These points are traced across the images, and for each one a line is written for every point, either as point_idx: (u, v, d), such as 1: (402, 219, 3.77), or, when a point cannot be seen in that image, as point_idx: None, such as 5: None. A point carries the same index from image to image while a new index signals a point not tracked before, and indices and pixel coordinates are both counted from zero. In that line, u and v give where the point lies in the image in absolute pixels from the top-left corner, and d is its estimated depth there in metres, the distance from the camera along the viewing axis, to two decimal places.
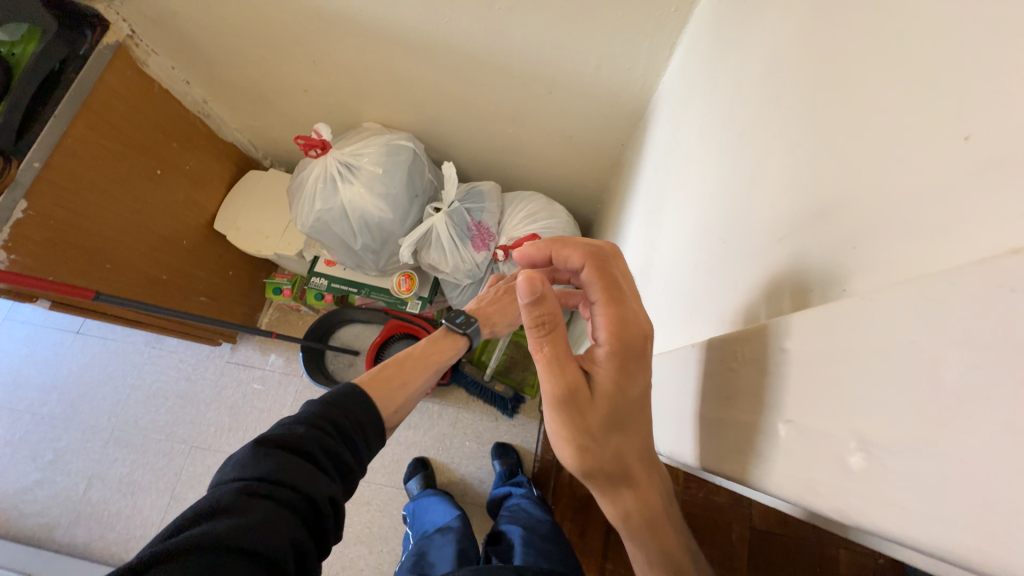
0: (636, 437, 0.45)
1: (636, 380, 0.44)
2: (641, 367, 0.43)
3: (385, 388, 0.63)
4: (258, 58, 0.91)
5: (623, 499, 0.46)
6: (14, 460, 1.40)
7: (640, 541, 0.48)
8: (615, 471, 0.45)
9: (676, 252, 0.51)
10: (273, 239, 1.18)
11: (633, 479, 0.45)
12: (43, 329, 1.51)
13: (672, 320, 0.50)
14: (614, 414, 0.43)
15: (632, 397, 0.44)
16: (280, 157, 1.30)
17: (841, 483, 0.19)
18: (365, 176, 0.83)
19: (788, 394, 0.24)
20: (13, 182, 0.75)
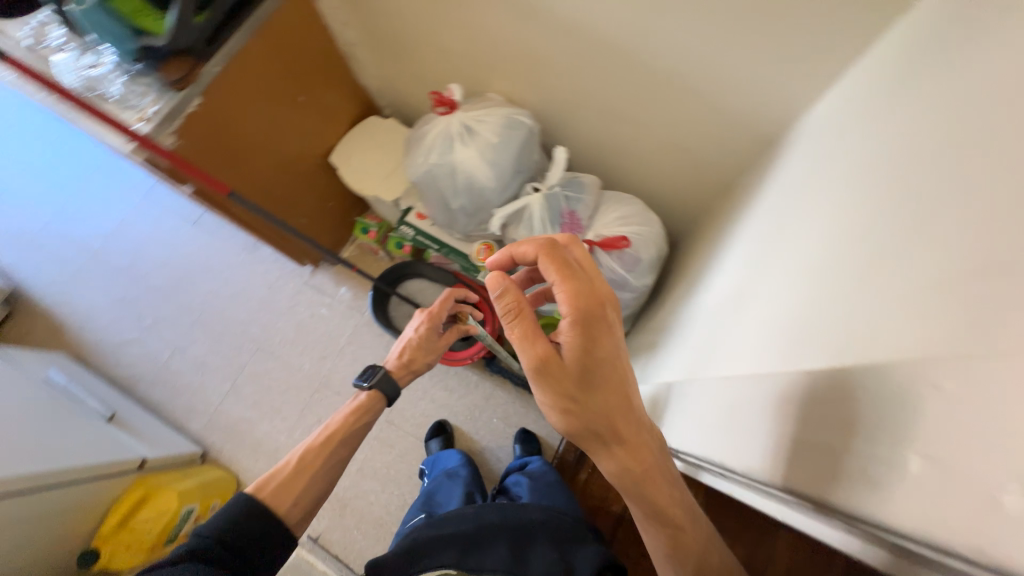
0: (610, 392, 0.55)
1: (602, 341, 0.54)
2: (599, 331, 0.53)
3: (286, 489, 0.81)
4: (414, 11, 0.97)
5: (611, 454, 0.55)
6: (124, 315, 1.64)
7: (638, 495, 0.57)
8: (598, 424, 0.55)
9: (784, 279, 0.51)
10: (376, 182, 1.27)
11: (616, 432, 0.55)
12: (169, 212, 1.74)
13: (758, 343, 0.49)
14: (582, 374, 0.54)
15: (598, 358, 0.54)
16: (399, 108, 1.38)
17: (1004, 527, 0.20)
18: (480, 143, 0.87)
19: (936, 434, 0.24)
20: (195, 80, 0.86)
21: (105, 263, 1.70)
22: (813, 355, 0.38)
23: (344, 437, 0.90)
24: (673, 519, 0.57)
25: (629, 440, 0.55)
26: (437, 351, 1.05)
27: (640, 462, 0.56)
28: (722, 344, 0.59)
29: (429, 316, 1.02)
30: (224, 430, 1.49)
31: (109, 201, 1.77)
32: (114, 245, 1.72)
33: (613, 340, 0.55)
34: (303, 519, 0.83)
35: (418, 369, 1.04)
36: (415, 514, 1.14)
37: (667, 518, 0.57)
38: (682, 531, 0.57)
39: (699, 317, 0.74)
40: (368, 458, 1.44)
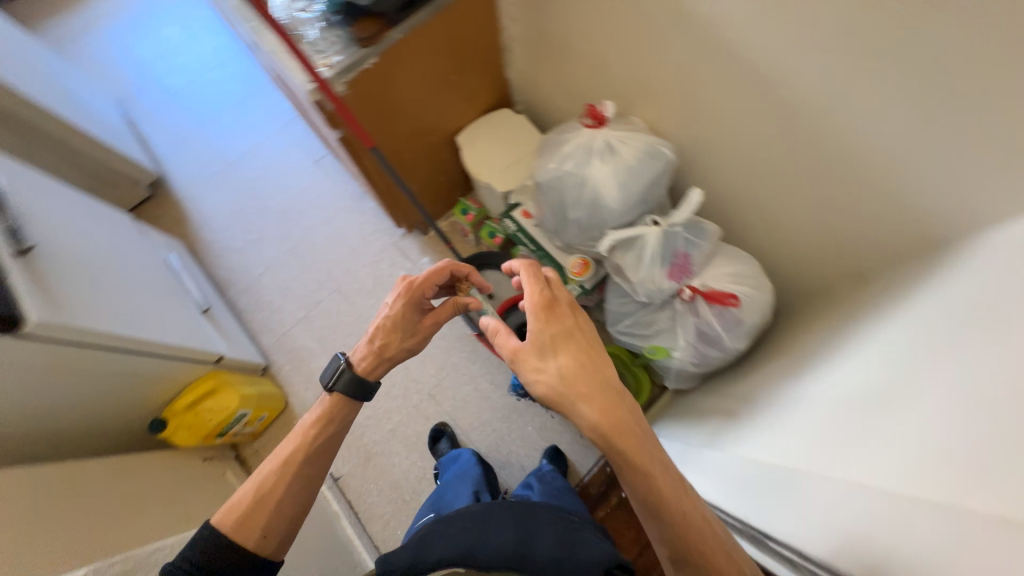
0: (571, 354, 0.64)
1: (559, 315, 0.67)
2: (550, 310, 0.67)
3: (254, 517, 0.81)
4: (588, 22, 0.99)
5: (580, 409, 0.61)
6: (237, 226, 1.82)
7: (614, 451, 0.59)
8: (567, 381, 0.62)
9: (960, 399, 0.47)
10: (493, 170, 1.31)
11: (580, 388, 0.61)
12: (299, 147, 1.92)
13: (925, 464, 0.46)
14: (541, 346, 0.65)
15: (552, 328, 0.65)
16: (532, 107, 1.42)
17: None
18: (618, 164, 0.87)
19: None
20: (379, 40, 0.95)
21: (235, 176, 1.90)
22: (914, 485, 0.45)
23: (303, 455, 0.86)
24: (651, 476, 0.58)
25: (592, 394, 0.61)
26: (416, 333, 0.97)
27: (605, 413, 0.60)
28: (800, 424, 0.67)
29: (404, 292, 0.94)
30: (288, 352, 1.61)
31: (253, 124, 1.98)
32: (247, 163, 1.92)
33: (563, 317, 0.67)
34: (281, 543, 0.83)
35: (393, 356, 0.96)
36: (426, 513, 1.14)
37: (646, 475, 0.58)
38: (656, 486, 0.58)
39: (806, 399, 0.70)
40: (404, 423, 1.49)
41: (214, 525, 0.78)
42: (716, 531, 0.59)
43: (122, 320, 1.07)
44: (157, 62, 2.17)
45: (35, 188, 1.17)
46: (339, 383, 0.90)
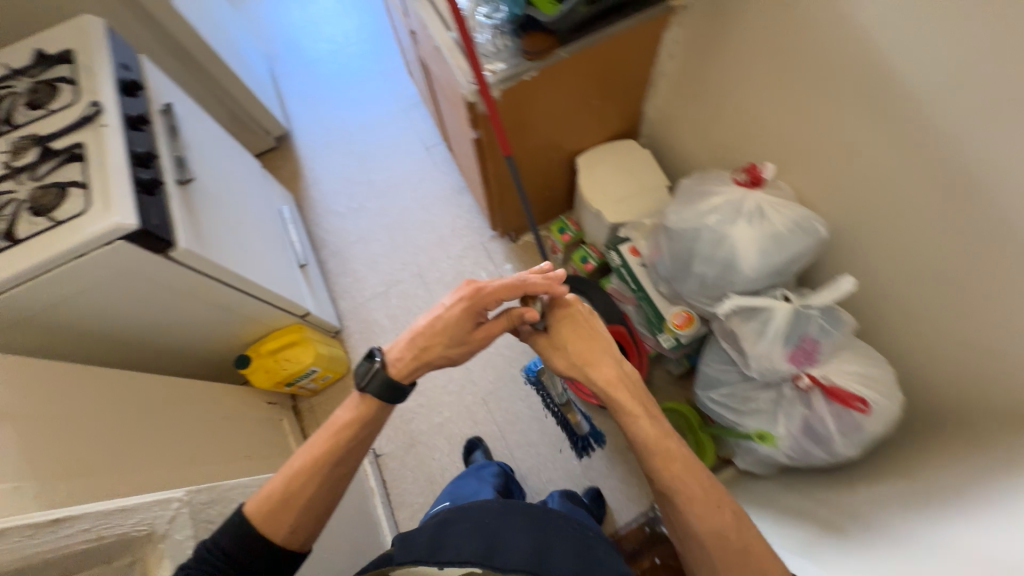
0: (579, 336, 0.90)
1: (571, 308, 0.92)
2: (564, 305, 0.92)
3: (282, 510, 0.72)
4: (760, 78, 0.95)
5: (590, 374, 0.87)
6: (343, 191, 1.92)
7: (617, 400, 0.85)
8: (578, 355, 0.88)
9: None
10: (607, 199, 1.29)
11: (588, 361, 0.88)
12: (414, 131, 2.00)
13: None
14: (560, 330, 0.91)
15: (569, 318, 0.91)
16: (658, 144, 1.40)
17: None
18: (764, 231, 0.82)
19: None
20: (544, 57, 0.96)
21: (352, 145, 2.01)
22: None
23: (337, 452, 0.76)
24: (635, 412, 0.84)
25: (595, 363, 0.87)
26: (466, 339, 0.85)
27: (609, 377, 0.86)
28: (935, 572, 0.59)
29: (471, 295, 0.84)
30: (361, 322, 1.67)
31: (379, 101, 2.09)
32: (364, 136, 2.02)
33: (573, 311, 0.92)
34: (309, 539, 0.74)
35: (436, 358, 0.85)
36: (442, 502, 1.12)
37: (636, 417, 0.83)
38: (643, 430, 0.82)
39: (943, 549, 0.62)
40: (452, 420, 1.49)
41: (246, 514, 0.70)
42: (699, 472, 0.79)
43: (244, 261, 1.15)
44: (308, 23, 2.32)
45: (200, 124, 1.29)
46: (372, 384, 0.80)
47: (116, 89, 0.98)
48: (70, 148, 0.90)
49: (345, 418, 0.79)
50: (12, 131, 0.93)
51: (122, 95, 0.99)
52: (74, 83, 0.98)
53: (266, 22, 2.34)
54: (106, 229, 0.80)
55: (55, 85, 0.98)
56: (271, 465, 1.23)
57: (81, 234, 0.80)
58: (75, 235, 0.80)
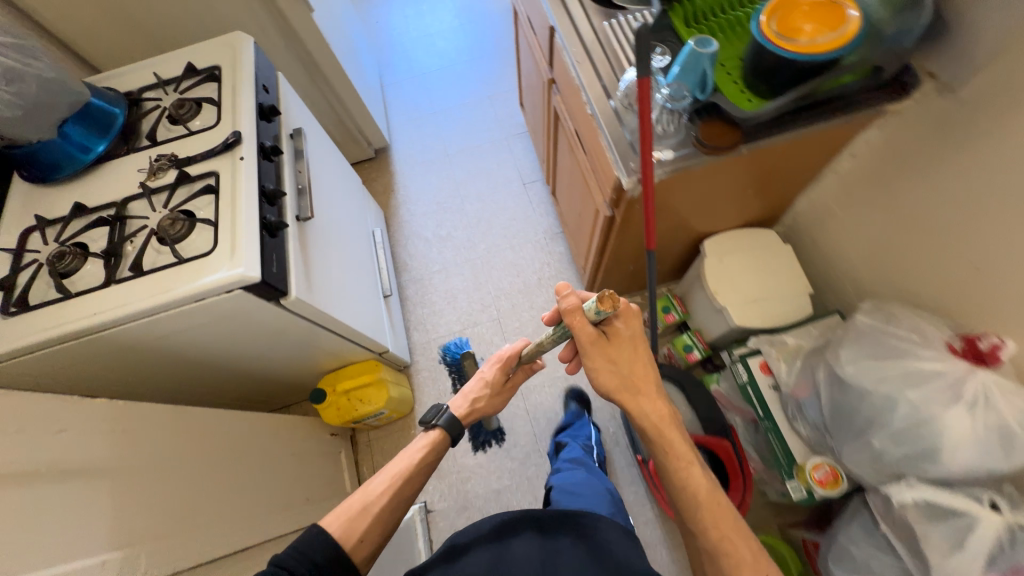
0: (631, 356, 0.81)
1: (630, 322, 0.83)
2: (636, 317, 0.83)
3: (354, 523, 0.95)
4: (987, 216, 0.77)
5: (639, 403, 0.79)
6: (432, 215, 1.86)
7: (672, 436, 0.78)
8: (627, 377, 0.80)
9: None
10: (735, 296, 1.13)
11: (638, 388, 0.80)
12: (513, 164, 1.92)
13: None
14: (623, 345, 0.81)
15: (633, 334, 0.82)
16: (800, 240, 1.23)
17: None
18: (993, 429, 0.65)
19: None
20: (717, 152, 0.81)
21: (450, 169, 1.95)
22: None
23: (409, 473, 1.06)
24: (686, 457, 0.77)
25: (645, 392, 0.80)
26: (500, 393, 1.24)
27: (657, 409, 0.79)
28: None
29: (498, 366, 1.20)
30: (430, 360, 1.60)
31: (484, 127, 2.02)
32: (461, 161, 1.96)
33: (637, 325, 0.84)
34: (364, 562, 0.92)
35: (482, 410, 1.23)
36: None
37: (689, 459, 0.77)
38: (695, 477, 0.76)
39: None
40: (510, 490, 1.39)
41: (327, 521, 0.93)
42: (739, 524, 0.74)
43: (343, 301, 1.09)
44: (426, 34, 2.28)
45: (320, 146, 1.26)
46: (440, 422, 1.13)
47: (254, 116, 0.95)
48: (203, 177, 0.87)
49: (420, 443, 1.09)
50: (154, 148, 0.92)
51: (260, 120, 0.97)
52: (216, 104, 0.96)
53: (385, 29, 2.33)
54: (227, 279, 0.76)
55: (200, 103, 0.97)
56: (327, 511, 1.18)
57: (203, 280, 0.76)
58: (197, 281, 0.76)
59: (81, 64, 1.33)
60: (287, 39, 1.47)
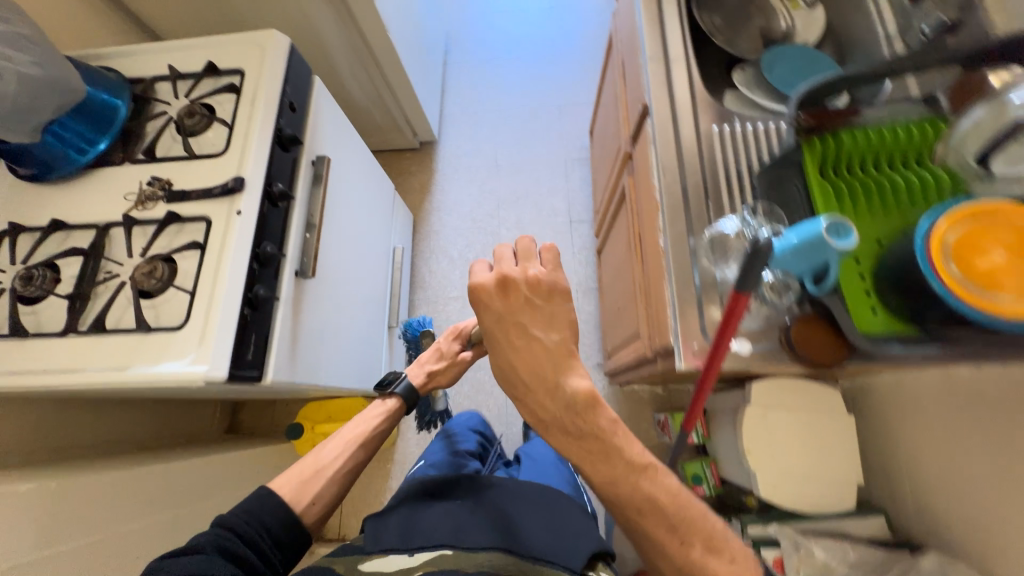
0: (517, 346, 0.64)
1: (523, 283, 0.64)
2: (536, 282, 0.64)
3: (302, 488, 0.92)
4: None
5: (536, 399, 0.63)
6: (463, 231, 1.70)
7: (574, 420, 0.63)
8: (511, 381, 0.65)
9: None
10: (769, 465, 0.97)
11: (521, 387, 0.65)
12: (564, 194, 1.71)
13: None
14: (525, 334, 0.64)
15: (532, 307, 0.64)
16: (864, 412, 1.04)
17: None
18: None
19: None
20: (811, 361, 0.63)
21: (495, 184, 1.75)
22: None
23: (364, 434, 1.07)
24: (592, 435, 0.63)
25: (529, 394, 0.64)
26: (456, 365, 1.25)
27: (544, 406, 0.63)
28: None
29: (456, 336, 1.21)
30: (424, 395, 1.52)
31: (546, 144, 1.78)
32: (510, 175, 1.76)
33: (545, 297, 0.65)
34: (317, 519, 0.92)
35: (440, 381, 1.23)
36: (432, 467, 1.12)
37: (595, 440, 0.63)
38: (609, 457, 0.63)
39: None
40: None
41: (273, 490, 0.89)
42: (660, 503, 0.64)
43: (335, 360, 0.98)
44: (510, 16, 1.98)
45: (350, 163, 1.10)
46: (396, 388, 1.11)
47: (267, 149, 0.80)
48: (194, 221, 0.75)
49: (376, 410, 1.08)
50: (153, 164, 0.79)
51: (273, 153, 0.81)
52: (229, 125, 0.81)
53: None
54: (185, 375, 0.65)
55: (213, 114, 0.82)
56: None
57: (161, 365, 0.66)
58: (154, 367, 0.66)
59: (110, 7, 1.17)
60: (343, 16, 1.26)
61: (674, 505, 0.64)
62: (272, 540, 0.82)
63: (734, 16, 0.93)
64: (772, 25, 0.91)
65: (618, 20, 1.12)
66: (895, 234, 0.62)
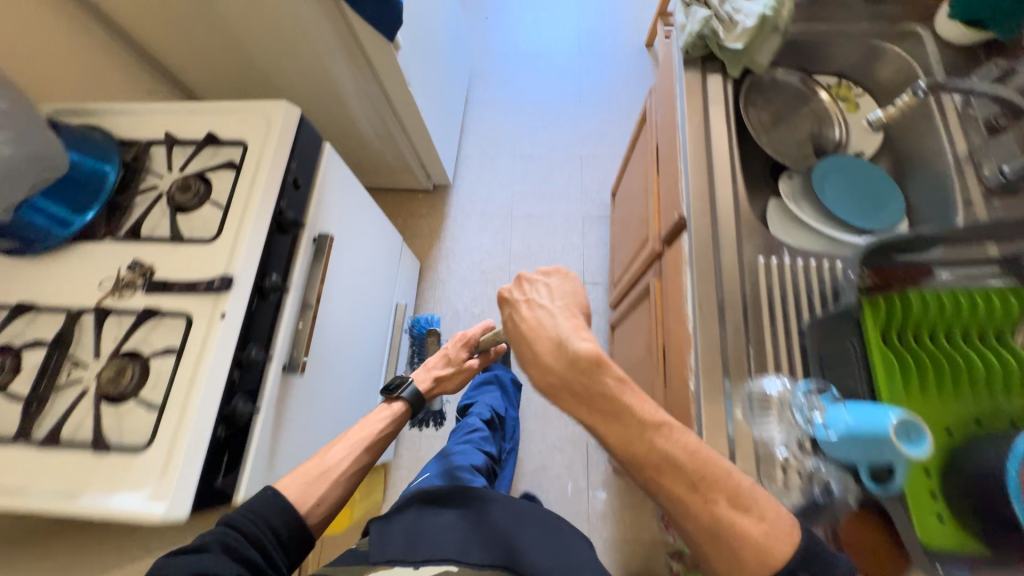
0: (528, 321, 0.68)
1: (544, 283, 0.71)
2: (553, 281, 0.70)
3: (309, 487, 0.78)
4: None
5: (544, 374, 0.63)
6: (470, 283, 1.63)
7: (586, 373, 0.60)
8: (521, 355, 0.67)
9: None
10: None
11: (530, 352, 0.66)
12: (579, 253, 1.63)
13: None
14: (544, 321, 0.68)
15: (551, 295, 0.70)
16: None
17: None
18: None
19: None
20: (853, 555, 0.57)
21: (507, 235, 1.68)
22: None
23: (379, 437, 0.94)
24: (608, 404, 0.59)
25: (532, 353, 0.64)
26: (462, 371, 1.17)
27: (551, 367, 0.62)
28: None
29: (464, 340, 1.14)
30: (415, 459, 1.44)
31: (564, 197, 1.71)
32: (524, 227, 1.68)
33: (561, 290, 0.71)
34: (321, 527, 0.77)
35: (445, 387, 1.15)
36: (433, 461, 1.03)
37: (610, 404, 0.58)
38: (626, 414, 0.58)
39: None
40: None
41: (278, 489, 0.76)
42: (677, 461, 0.55)
43: (331, 414, 0.95)
44: (537, 59, 1.93)
45: (357, 229, 1.03)
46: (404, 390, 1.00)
47: (263, 239, 0.72)
48: (174, 318, 0.67)
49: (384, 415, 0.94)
50: (137, 245, 0.72)
51: (269, 241, 0.74)
52: (224, 208, 0.74)
53: (494, 36, 1.98)
54: (139, 513, 0.57)
55: (208, 181, 0.76)
56: None
57: (114, 498, 0.58)
58: (106, 499, 0.57)
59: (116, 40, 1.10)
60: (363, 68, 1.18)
61: (692, 462, 0.55)
62: (278, 540, 0.71)
63: (786, 116, 0.86)
64: (824, 135, 0.84)
65: (654, 99, 1.05)
66: (960, 422, 0.57)
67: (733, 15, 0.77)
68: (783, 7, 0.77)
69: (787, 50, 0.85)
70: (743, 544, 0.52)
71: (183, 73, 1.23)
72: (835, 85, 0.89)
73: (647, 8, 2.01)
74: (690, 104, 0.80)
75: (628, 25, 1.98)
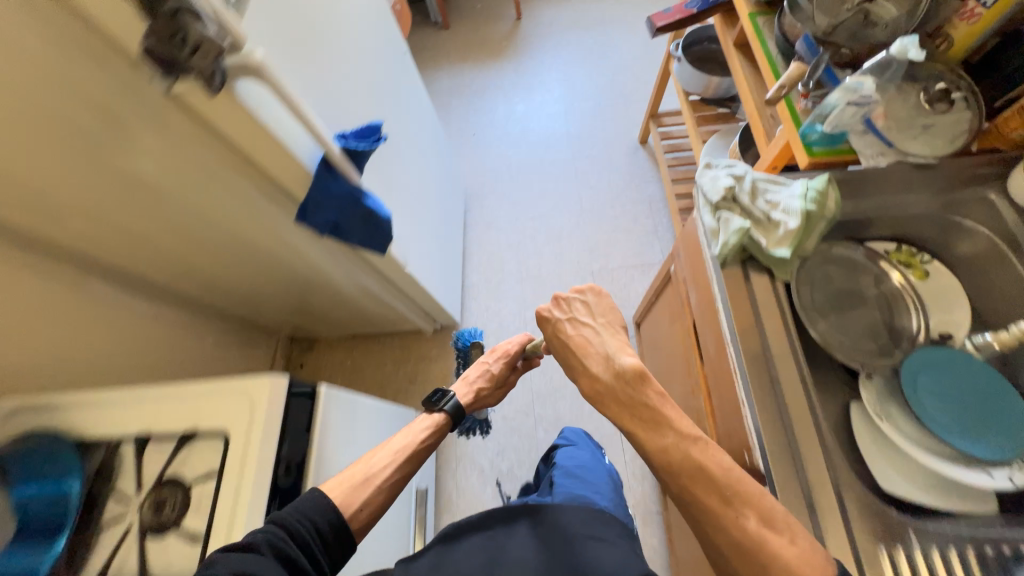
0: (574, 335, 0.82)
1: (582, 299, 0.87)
2: (590, 295, 0.86)
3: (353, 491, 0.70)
4: None
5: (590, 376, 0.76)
6: (495, 436, 1.49)
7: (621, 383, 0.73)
8: (571, 366, 0.80)
9: None
10: None
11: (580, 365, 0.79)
12: None
13: None
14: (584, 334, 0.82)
15: (585, 312, 0.85)
16: None
17: None
18: None
19: None
20: None
21: (527, 370, 1.55)
22: None
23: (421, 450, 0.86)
24: (649, 416, 0.69)
25: (584, 365, 0.77)
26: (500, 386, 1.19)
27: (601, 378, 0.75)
28: None
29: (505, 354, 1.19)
30: None
31: None
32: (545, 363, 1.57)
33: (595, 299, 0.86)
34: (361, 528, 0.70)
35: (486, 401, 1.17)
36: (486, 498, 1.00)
37: (649, 415, 0.68)
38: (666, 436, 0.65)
39: None
40: None
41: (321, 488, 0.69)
42: (709, 471, 0.62)
43: None
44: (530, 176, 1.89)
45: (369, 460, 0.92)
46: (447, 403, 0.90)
47: None
48: None
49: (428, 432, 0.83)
50: None
51: None
52: (199, 541, 0.62)
53: (485, 158, 1.96)
54: None
55: (187, 489, 0.65)
56: None
57: None
58: None
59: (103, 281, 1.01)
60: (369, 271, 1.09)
61: (725, 477, 0.61)
62: (322, 539, 0.65)
63: (843, 304, 0.73)
64: (900, 326, 0.71)
65: (679, 263, 0.94)
66: None
67: (770, 213, 0.68)
68: (827, 199, 0.67)
69: (836, 227, 0.74)
70: (771, 560, 0.55)
71: (176, 292, 1.15)
72: (894, 251, 0.76)
73: (633, 105, 1.97)
74: (738, 315, 0.68)
75: (617, 127, 1.94)
